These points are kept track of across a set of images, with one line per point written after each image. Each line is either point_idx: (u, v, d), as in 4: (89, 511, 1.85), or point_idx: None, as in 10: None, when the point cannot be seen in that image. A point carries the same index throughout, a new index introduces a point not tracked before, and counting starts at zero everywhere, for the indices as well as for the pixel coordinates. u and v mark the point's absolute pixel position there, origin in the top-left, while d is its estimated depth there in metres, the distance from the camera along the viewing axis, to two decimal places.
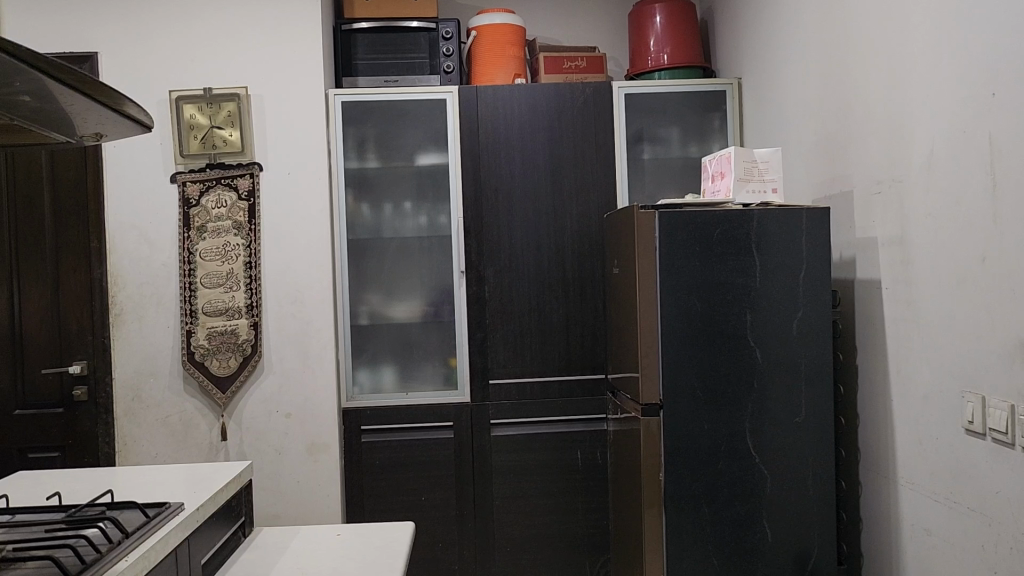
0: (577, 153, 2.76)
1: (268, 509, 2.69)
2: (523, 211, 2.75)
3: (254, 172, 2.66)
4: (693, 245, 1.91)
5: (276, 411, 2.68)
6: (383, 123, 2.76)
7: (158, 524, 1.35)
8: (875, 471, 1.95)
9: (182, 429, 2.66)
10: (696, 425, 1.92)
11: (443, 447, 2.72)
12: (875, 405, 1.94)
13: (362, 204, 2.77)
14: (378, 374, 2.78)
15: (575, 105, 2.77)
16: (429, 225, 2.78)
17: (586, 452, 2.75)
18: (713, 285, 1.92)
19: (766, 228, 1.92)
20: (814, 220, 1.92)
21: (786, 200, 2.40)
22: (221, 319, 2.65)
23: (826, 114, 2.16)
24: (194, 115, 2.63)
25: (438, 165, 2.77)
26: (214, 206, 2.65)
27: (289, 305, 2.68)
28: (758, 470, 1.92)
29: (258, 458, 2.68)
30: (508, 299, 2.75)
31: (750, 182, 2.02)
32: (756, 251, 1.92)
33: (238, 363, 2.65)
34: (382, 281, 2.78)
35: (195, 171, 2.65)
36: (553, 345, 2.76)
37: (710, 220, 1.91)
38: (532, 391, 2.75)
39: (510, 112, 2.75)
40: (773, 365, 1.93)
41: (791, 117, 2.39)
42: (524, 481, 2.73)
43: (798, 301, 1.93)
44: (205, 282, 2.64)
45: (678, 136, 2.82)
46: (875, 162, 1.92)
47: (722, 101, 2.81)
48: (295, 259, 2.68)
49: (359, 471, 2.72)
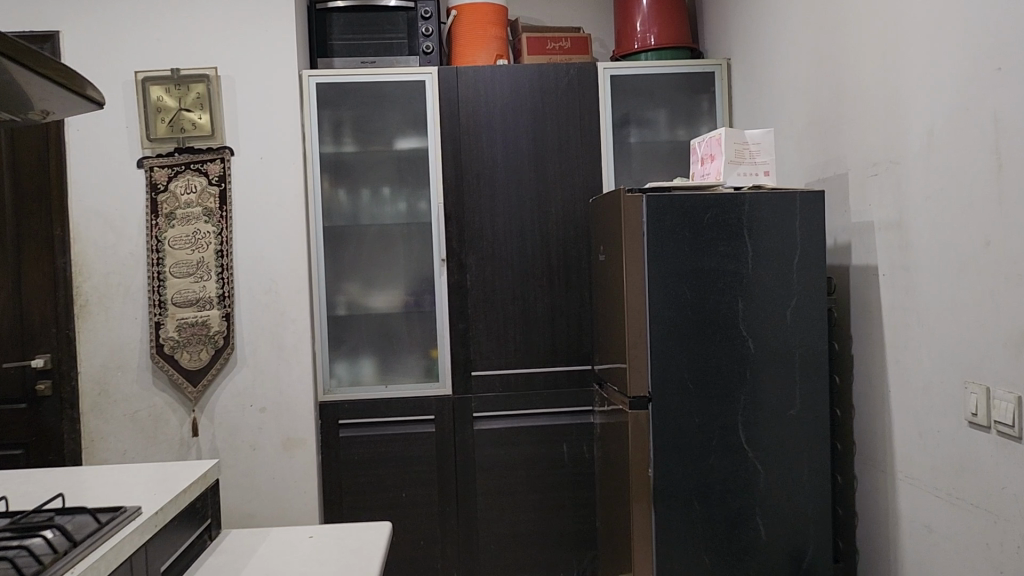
0: (561, 137, 2.67)
1: (243, 506, 2.59)
2: (505, 196, 2.66)
3: (225, 156, 2.56)
4: (682, 231, 1.82)
5: (250, 405, 2.58)
6: (360, 105, 2.66)
7: (111, 531, 1.25)
8: (872, 464, 1.88)
9: (151, 424, 2.56)
10: (687, 419, 1.84)
11: (424, 441, 2.63)
12: (872, 396, 1.87)
13: (338, 189, 2.67)
14: (356, 366, 2.68)
15: (559, 86, 2.67)
16: (408, 212, 2.68)
17: (572, 445, 2.67)
18: (704, 271, 1.83)
19: (758, 212, 1.83)
20: (809, 203, 1.83)
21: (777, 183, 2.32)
22: (191, 310, 2.54)
23: (819, 93, 2.07)
24: (162, 97, 2.53)
25: (417, 149, 2.67)
26: (183, 192, 2.54)
27: (262, 295, 2.58)
28: (751, 465, 1.85)
29: (232, 454, 2.58)
30: (490, 288, 2.66)
31: (741, 164, 1.93)
32: (748, 237, 1.83)
33: (210, 355, 2.54)
34: (360, 270, 2.68)
35: (163, 156, 2.54)
36: (538, 336, 2.67)
37: (699, 204, 1.82)
38: (516, 382, 2.66)
39: (491, 93, 2.65)
40: (766, 356, 1.85)
41: (782, 97, 2.31)
42: (509, 475, 2.65)
43: (793, 288, 1.84)
44: (174, 272, 2.54)
45: (665, 119, 2.73)
46: (871, 142, 1.83)
47: (711, 82, 2.72)
48: (269, 247, 2.58)
49: (337, 467, 2.63)
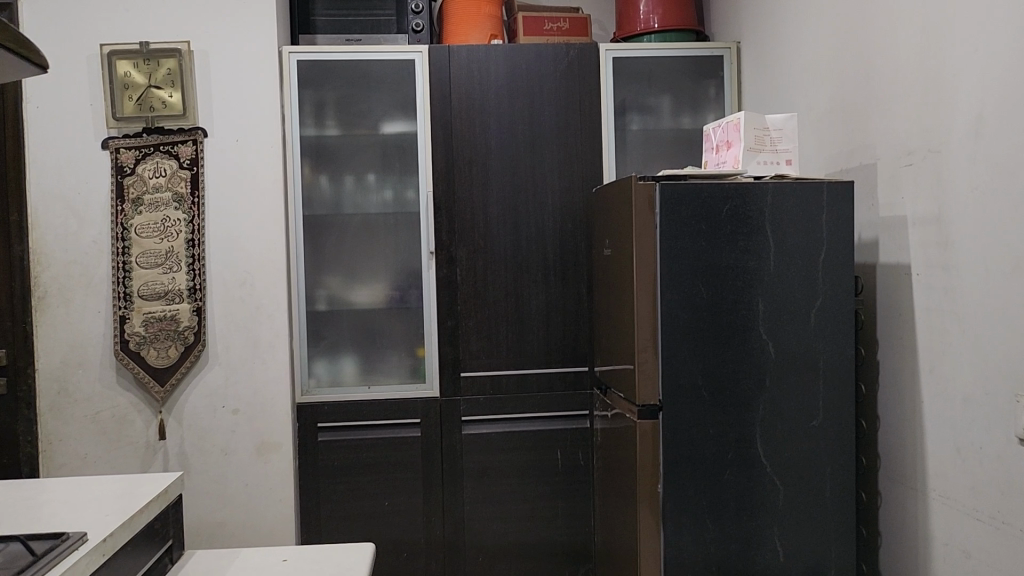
0: (559, 123, 2.50)
1: (213, 515, 2.41)
2: (499, 186, 2.49)
3: (198, 138, 2.37)
4: (698, 223, 1.66)
5: (222, 407, 2.40)
6: (345, 86, 2.47)
7: (50, 564, 1.07)
8: (900, 481, 1.73)
9: (115, 426, 2.37)
10: (700, 430, 1.68)
11: (409, 446, 2.46)
12: (902, 407, 1.72)
13: (319, 175, 2.48)
14: (337, 365, 2.50)
15: (559, 69, 2.50)
16: (395, 201, 2.50)
17: (567, 452, 2.50)
18: (720, 268, 1.67)
19: (781, 204, 1.67)
20: (836, 195, 1.68)
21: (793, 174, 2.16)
22: (159, 303, 2.36)
23: (843, 75, 1.91)
24: (129, 73, 2.32)
25: (405, 134, 2.49)
26: (151, 175, 2.35)
27: (237, 289, 2.40)
28: (769, 482, 1.69)
29: (202, 458, 2.40)
30: (482, 282, 2.48)
31: (762, 152, 1.78)
32: (770, 230, 1.67)
33: (179, 353, 2.36)
34: (343, 263, 2.50)
35: (130, 136, 2.35)
36: (531, 335, 2.50)
37: (717, 194, 1.66)
38: (508, 384, 2.49)
39: (486, 75, 2.48)
40: (787, 362, 1.69)
41: (799, 82, 2.15)
42: (499, 483, 2.49)
43: (818, 288, 1.69)
44: (140, 262, 2.35)
45: (669, 106, 2.57)
46: (905, 129, 1.68)
47: (720, 66, 2.55)
48: (245, 236, 2.40)
49: (315, 473, 2.45)
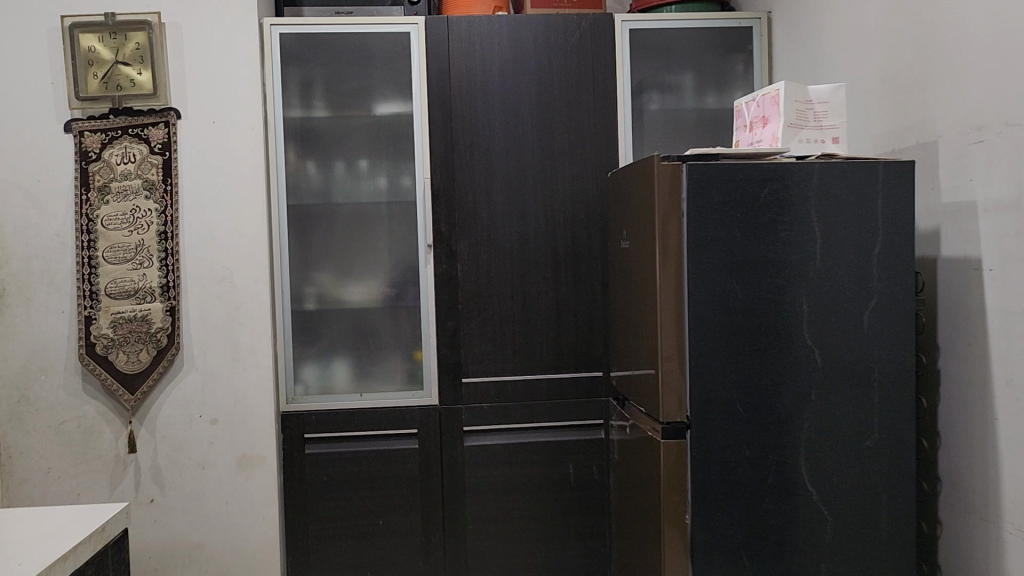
0: (570, 103, 2.26)
1: (190, 536, 2.19)
2: (503, 173, 2.25)
3: (170, 120, 2.14)
4: (733, 210, 1.42)
5: (198, 416, 2.18)
6: (334, 61, 2.24)
7: None
8: (967, 510, 1.48)
9: (81, 438, 2.16)
10: (735, 450, 1.44)
11: (405, 460, 2.23)
12: (969, 425, 1.47)
13: (306, 162, 2.25)
14: (327, 370, 2.27)
15: (570, 42, 2.25)
16: (390, 189, 2.27)
17: (580, 466, 2.27)
18: (758, 263, 1.43)
19: (830, 188, 1.43)
20: (895, 178, 1.43)
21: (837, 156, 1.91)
22: (129, 302, 2.13)
23: (895, 40, 1.67)
24: (94, 48, 2.11)
25: (401, 115, 2.26)
26: (119, 161, 2.13)
27: (216, 286, 2.17)
28: (815, 511, 1.45)
29: (177, 473, 2.18)
30: (486, 278, 2.25)
31: (804, 128, 1.53)
32: (817, 219, 1.43)
33: (151, 357, 2.14)
34: (332, 257, 2.27)
35: (96, 118, 2.13)
36: (539, 337, 2.27)
37: (755, 176, 1.42)
38: (514, 391, 2.26)
39: (489, 49, 2.24)
40: (835, 372, 1.45)
41: (841, 51, 1.90)
42: (505, 500, 2.26)
43: (872, 286, 1.44)
44: (108, 257, 2.12)
45: (692, 84, 2.32)
46: (974, 98, 1.43)
47: (748, 40, 2.32)
48: (223, 228, 2.17)
49: (302, 489, 2.23)
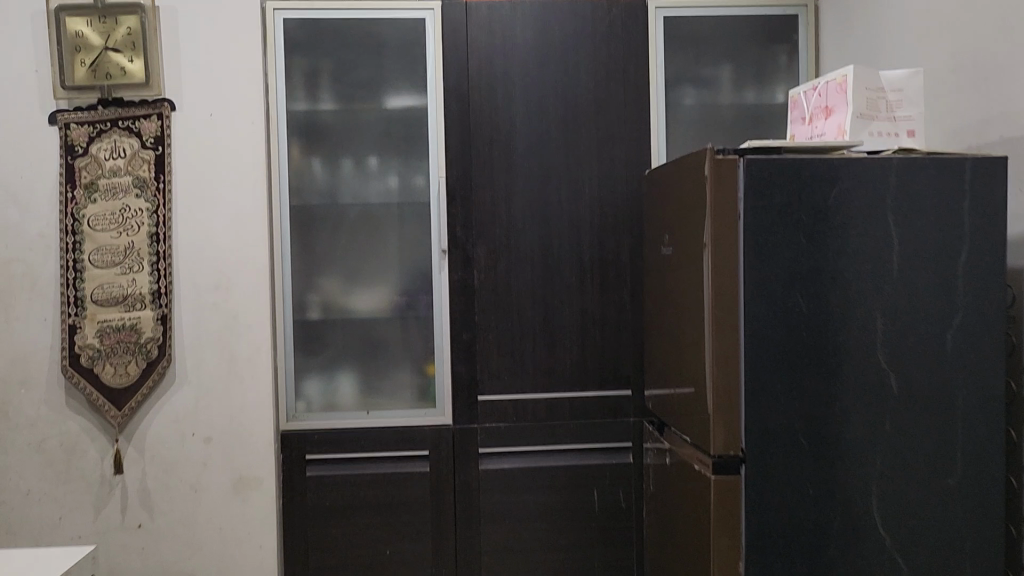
0: (598, 97, 2.07)
1: (181, 565, 2.01)
2: (525, 172, 2.07)
3: (164, 112, 1.96)
4: (797, 213, 1.24)
5: (191, 434, 2.00)
6: (341, 50, 2.07)
7: None
8: None
9: (63, 458, 1.98)
10: (796, 488, 1.26)
11: (416, 484, 2.05)
12: None
13: (311, 159, 2.08)
14: (331, 384, 2.11)
15: (599, 29, 2.07)
16: (401, 188, 2.10)
17: (605, 492, 2.08)
18: (825, 272, 1.25)
19: (908, 187, 1.25)
20: (983, 177, 1.25)
21: (925, 145, 1.64)
22: (116, 310, 1.95)
23: (971, 21, 1.48)
24: (82, 33, 1.94)
25: (414, 108, 2.08)
26: (107, 156, 1.95)
27: (211, 293, 1.99)
28: (886, 559, 1.27)
29: (167, 497, 2.00)
30: (505, 287, 2.07)
31: (875, 120, 1.36)
32: (894, 222, 1.25)
33: (140, 370, 1.96)
34: (339, 263, 2.10)
35: (83, 109, 1.95)
36: (563, 351, 2.08)
37: (824, 174, 1.24)
38: (535, 410, 2.07)
39: (511, 37, 2.06)
40: (912, 399, 1.26)
41: (905, 36, 1.71)
42: (524, 528, 2.07)
43: (956, 300, 1.26)
44: (94, 260, 1.95)
45: (730, 76, 2.14)
46: None
47: (792, 32, 2.14)
48: (220, 230, 1.99)
49: (302, 514, 2.05)
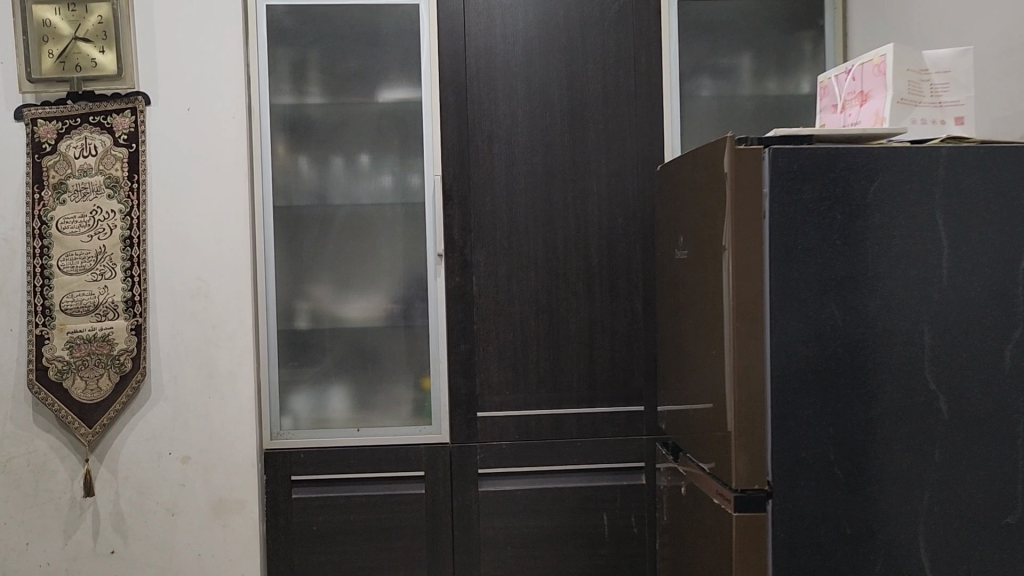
0: (606, 88, 1.92)
1: None
2: (528, 170, 1.92)
3: (138, 106, 1.82)
4: (831, 212, 1.09)
5: (168, 453, 1.85)
6: (330, 40, 1.92)
7: None
8: None
9: (31, 479, 1.84)
10: (830, 528, 1.10)
11: (410, 508, 1.90)
12: None
13: (299, 157, 1.93)
14: (322, 399, 1.94)
15: (607, 16, 1.92)
16: (395, 188, 1.94)
17: (615, 516, 1.92)
18: (864, 281, 1.10)
19: (959, 185, 1.10)
20: None
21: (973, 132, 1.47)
22: (87, 320, 1.82)
23: None
24: (50, 21, 1.80)
25: (409, 102, 1.93)
26: (78, 154, 1.81)
27: (189, 301, 1.85)
28: None
29: (142, 521, 1.86)
30: (506, 293, 1.92)
31: (917, 105, 1.20)
32: (943, 223, 1.10)
33: (113, 384, 1.82)
34: (328, 268, 1.94)
35: (52, 104, 1.82)
36: (570, 363, 1.93)
37: (861, 168, 1.09)
38: (539, 427, 1.92)
39: (512, 24, 1.91)
40: (964, 424, 1.11)
41: (946, 17, 1.55)
42: (527, 555, 1.92)
43: (1015, 313, 1.11)
44: (63, 266, 1.81)
45: (750, 66, 1.97)
46: None
47: (819, 15, 1.98)
48: (198, 234, 1.85)
49: (288, 540, 1.90)
